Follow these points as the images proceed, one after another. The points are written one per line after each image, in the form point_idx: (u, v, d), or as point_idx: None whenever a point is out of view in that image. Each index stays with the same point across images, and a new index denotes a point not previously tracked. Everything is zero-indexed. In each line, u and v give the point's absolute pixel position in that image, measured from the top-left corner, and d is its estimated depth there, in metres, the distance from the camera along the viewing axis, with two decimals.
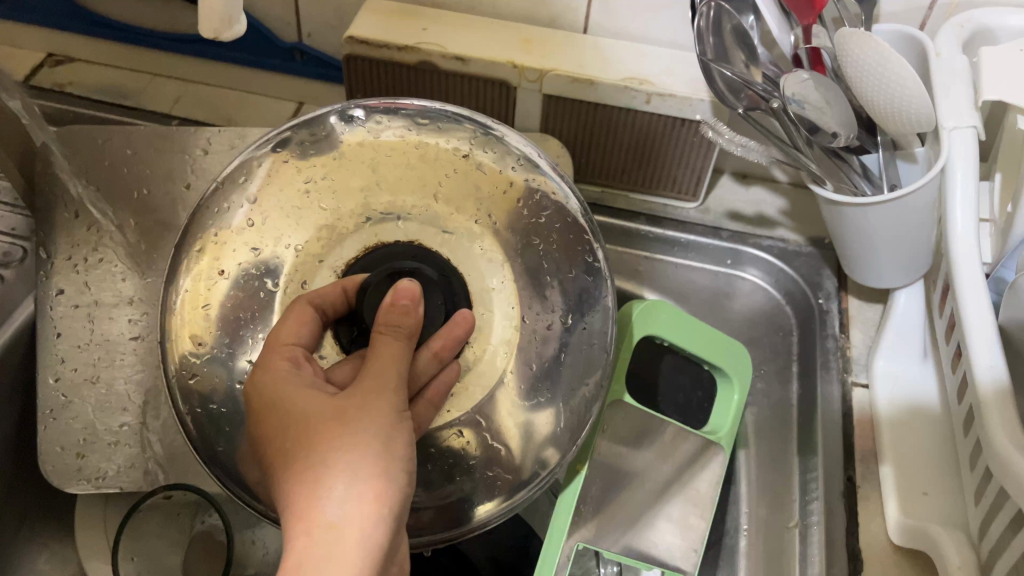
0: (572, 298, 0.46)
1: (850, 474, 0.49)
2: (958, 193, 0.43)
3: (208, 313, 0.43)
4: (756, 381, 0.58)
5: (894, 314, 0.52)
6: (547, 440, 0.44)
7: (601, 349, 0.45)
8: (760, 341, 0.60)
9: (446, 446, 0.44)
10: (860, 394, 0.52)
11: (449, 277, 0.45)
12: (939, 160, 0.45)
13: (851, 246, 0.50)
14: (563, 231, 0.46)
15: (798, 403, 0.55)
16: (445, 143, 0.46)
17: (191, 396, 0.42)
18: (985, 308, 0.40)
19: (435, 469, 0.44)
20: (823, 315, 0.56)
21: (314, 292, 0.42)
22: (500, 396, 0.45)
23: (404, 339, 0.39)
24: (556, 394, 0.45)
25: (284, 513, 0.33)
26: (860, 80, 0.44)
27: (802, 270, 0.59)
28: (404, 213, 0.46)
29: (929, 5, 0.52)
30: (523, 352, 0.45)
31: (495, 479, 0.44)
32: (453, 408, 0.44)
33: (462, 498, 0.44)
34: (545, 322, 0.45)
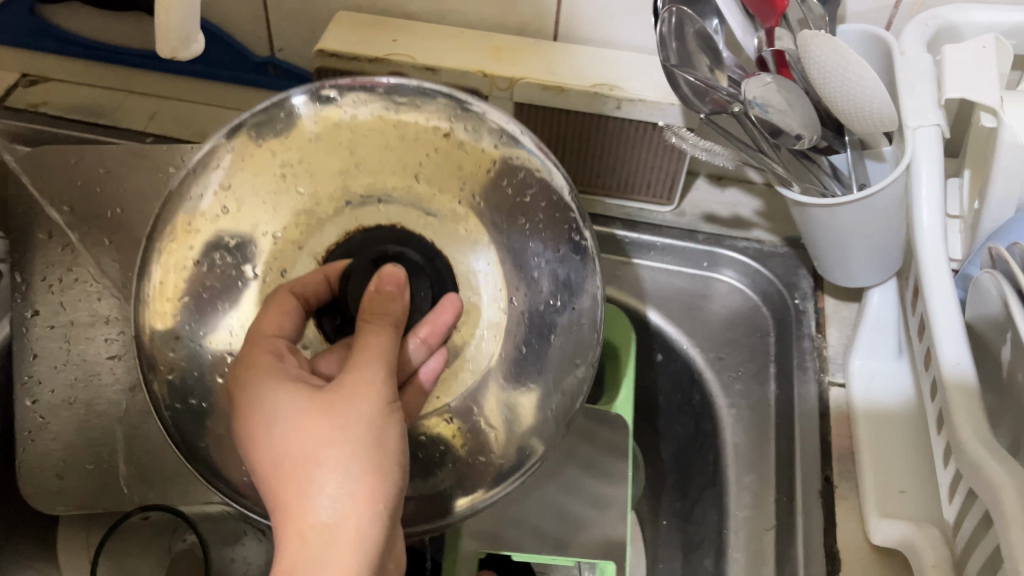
0: (560, 279, 0.43)
1: (827, 474, 0.49)
2: (924, 190, 0.44)
3: (180, 305, 0.41)
4: (734, 382, 0.57)
5: (869, 313, 0.52)
6: (528, 426, 0.43)
7: (586, 328, 0.43)
8: (738, 343, 0.59)
9: (436, 433, 0.44)
10: (837, 393, 0.52)
11: (434, 260, 0.44)
12: (904, 159, 0.45)
13: (825, 247, 0.50)
14: (549, 210, 0.43)
15: (776, 403, 0.55)
16: (423, 120, 0.42)
17: (169, 388, 0.41)
18: (951, 304, 0.41)
19: (424, 459, 0.43)
20: (800, 315, 0.56)
21: (295, 282, 0.41)
22: (490, 383, 0.44)
23: (390, 323, 0.38)
24: (543, 375, 0.43)
25: (273, 510, 0.33)
26: (824, 81, 0.44)
27: (778, 270, 0.59)
28: (384, 195, 0.44)
29: (894, 4, 0.52)
30: (510, 335, 0.44)
31: (485, 466, 0.43)
32: (441, 394, 0.45)
33: (450, 487, 0.43)
34: (532, 304, 0.44)
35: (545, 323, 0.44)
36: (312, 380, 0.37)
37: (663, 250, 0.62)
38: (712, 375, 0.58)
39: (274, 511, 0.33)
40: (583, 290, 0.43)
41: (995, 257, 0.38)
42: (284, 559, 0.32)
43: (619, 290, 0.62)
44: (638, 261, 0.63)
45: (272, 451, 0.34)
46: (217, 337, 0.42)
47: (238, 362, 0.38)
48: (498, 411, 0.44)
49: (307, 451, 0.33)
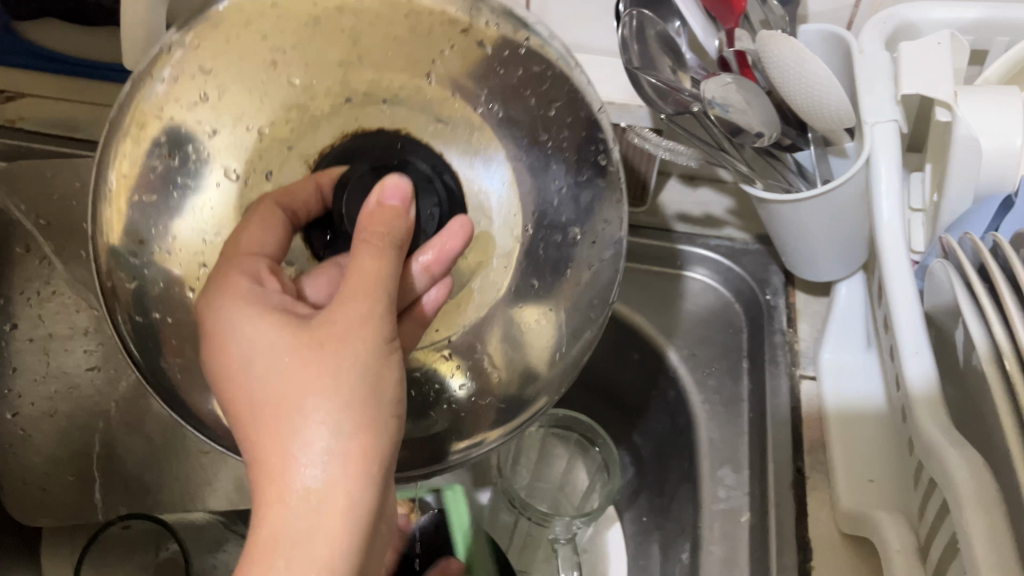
0: (582, 205, 0.40)
1: (799, 466, 0.49)
2: (883, 183, 0.45)
3: (143, 207, 0.36)
4: (709, 377, 0.57)
5: (837, 307, 0.54)
6: (530, 379, 0.40)
7: (606, 267, 0.40)
8: (711, 339, 0.59)
9: (433, 370, 0.40)
10: (807, 386, 0.53)
11: (442, 173, 0.38)
12: (863, 153, 0.46)
13: (791, 243, 0.51)
14: (574, 128, 0.39)
15: (748, 396, 0.55)
16: (440, 8, 0.36)
17: (127, 302, 0.37)
18: (911, 294, 0.42)
19: (418, 399, 0.40)
20: (771, 310, 0.57)
21: (282, 192, 0.38)
22: (495, 318, 0.40)
23: (387, 245, 0.35)
24: (559, 309, 0.40)
25: (254, 464, 0.32)
26: (783, 79, 0.45)
27: (749, 267, 0.60)
28: (390, 95, 0.38)
29: (854, 3, 0.53)
30: (523, 266, 0.40)
31: (487, 409, 0.40)
32: (441, 326, 0.41)
33: (448, 431, 0.40)
34: (552, 227, 0.40)
35: (561, 257, 0.40)
36: (299, 313, 0.35)
37: (637, 254, 0.63)
38: (685, 372, 0.58)
39: (254, 460, 0.32)
40: (605, 220, 0.40)
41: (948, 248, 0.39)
42: (263, 515, 0.31)
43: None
44: None
45: (255, 395, 0.33)
46: (183, 249, 0.37)
47: (208, 284, 0.36)
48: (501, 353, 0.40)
49: (293, 400, 0.32)
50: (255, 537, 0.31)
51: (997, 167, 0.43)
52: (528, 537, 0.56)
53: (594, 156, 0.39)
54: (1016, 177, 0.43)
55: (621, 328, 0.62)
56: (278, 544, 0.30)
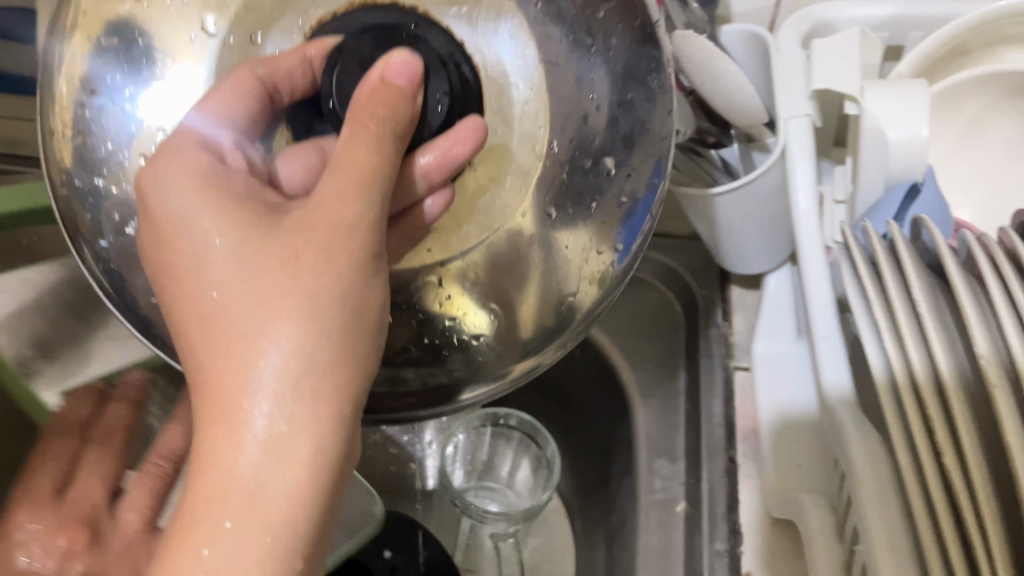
0: (624, 127, 0.37)
1: (731, 454, 0.51)
2: (798, 176, 0.46)
3: (103, 52, 0.36)
4: (648, 372, 0.58)
5: (767, 299, 0.55)
6: (533, 315, 0.38)
7: (638, 209, 0.37)
8: (651, 333, 0.60)
9: (427, 296, 0.37)
10: (741, 377, 0.54)
11: (459, 62, 0.35)
12: (779, 147, 0.48)
13: (719, 237, 0.53)
14: (625, 42, 0.36)
15: (685, 388, 0.56)
16: None
17: (77, 162, 0.36)
18: (825, 285, 0.43)
19: (404, 329, 0.37)
20: (707, 305, 0.59)
21: (271, 65, 0.35)
22: (497, 234, 0.37)
23: (384, 135, 0.32)
24: (573, 232, 0.37)
25: (202, 384, 0.30)
26: (698, 77, 0.46)
27: (687, 264, 0.62)
28: None
29: (775, 4, 0.55)
30: (539, 174, 0.37)
31: (487, 348, 0.38)
32: (432, 247, 0.37)
33: (442, 372, 0.38)
34: (574, 130, 0.37)
35: (602, 199, 0.37)
36: (265, 209, 0.32)
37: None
38: (625, 368, 0.59)
39: (204, 383, 0.30)
40: (649, 173, 0.37)
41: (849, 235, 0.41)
42: (210, 448, 0.28)
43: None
44: None
45: (211, 307, 0.30)
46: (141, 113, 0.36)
47: (156, 163, 0.33)
48: (504, 301, 0.37)
49: (253, 316, 0.30)
50: (202, 472, 0.28)
51: (903, 159, 0.44)
52: (471, 539, 0.56)
53: (645, 75, 0.36)
54: (921, 167, 0.44)
55: None
56: (226, 488, 0.28)
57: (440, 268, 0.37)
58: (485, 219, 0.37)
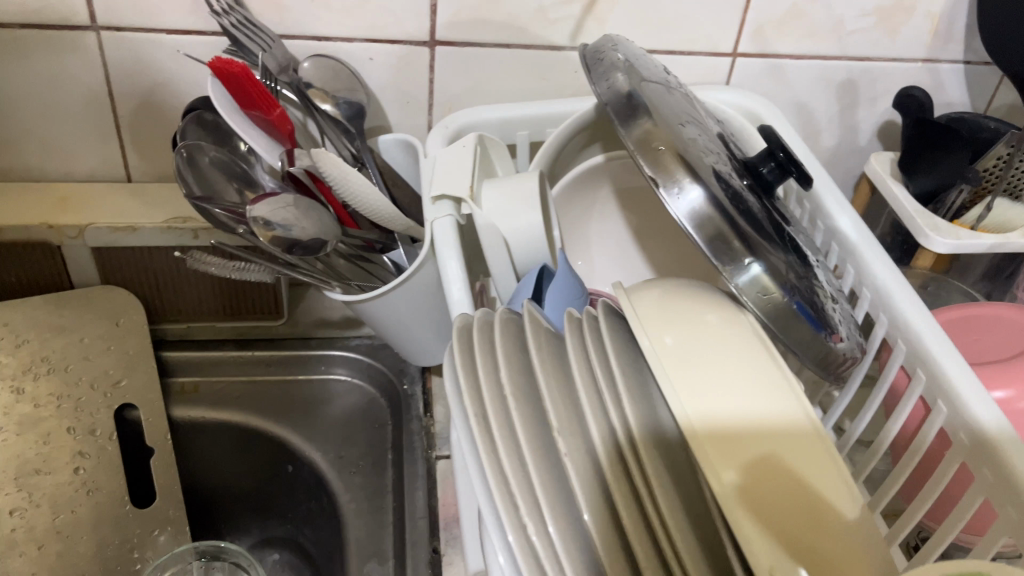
0: (824, 293, 0.42)
1: (434, 545, 0.52)
2: (449, 269, 0.49)
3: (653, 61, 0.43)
4: (354, 476, 0.60)
5: (435, 394, 0.62)
6: (779, 270, 0.38)
7: (825, 339, 0.38)
8: (357, 437, 0.63)
9: (734, 203, 0.38)
10: (443, 466, 0.57)
11: (802, 235, 0.47)
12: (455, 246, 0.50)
13: (397, 334, 0.55)
14: (835, 288, 0.45)
15: (392, 488, 0.58)
16: (817, 194, 0.53)
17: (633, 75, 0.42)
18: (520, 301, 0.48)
19: (701, 175, 0.37)
20: (410, 399, 0.63)
21: (779, 140, 0.43)
22: (757, 218, 0.39)
23: None
24: (789, 262, 0.39)
25: None
26: (315, 207, 0.46)
27: (387, 360, 0.67)
28: (827, 228, 0.52)
29: (429, 105, 0.61)
30: (774, 229, 0.40)
31: (735, 260, 0.37)
32: (732, 190, 0.39)
33: (717, 222, 0.37)
34: (810, 273, 0.41)
35: (812, 301, 0.39)
36: None
37: (272, 363, 0.67)
38: (334, 474, 0.60)
39: None
40: (829, 327, 0.39)
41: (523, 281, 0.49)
42: None
43: (210, 405, 0.63)
44: (249, 374, 0.66)
45: None
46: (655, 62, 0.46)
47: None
48: (769, 273, 0.37)
49: None
50: None
51: (525, 245, 0.50)
52: None
53: (837, 308, 0.42)
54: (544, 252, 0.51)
55: (273, 445, 0.63)
56: None
57: (735, 194, 0.39)
58: (748, 207, 0.39)
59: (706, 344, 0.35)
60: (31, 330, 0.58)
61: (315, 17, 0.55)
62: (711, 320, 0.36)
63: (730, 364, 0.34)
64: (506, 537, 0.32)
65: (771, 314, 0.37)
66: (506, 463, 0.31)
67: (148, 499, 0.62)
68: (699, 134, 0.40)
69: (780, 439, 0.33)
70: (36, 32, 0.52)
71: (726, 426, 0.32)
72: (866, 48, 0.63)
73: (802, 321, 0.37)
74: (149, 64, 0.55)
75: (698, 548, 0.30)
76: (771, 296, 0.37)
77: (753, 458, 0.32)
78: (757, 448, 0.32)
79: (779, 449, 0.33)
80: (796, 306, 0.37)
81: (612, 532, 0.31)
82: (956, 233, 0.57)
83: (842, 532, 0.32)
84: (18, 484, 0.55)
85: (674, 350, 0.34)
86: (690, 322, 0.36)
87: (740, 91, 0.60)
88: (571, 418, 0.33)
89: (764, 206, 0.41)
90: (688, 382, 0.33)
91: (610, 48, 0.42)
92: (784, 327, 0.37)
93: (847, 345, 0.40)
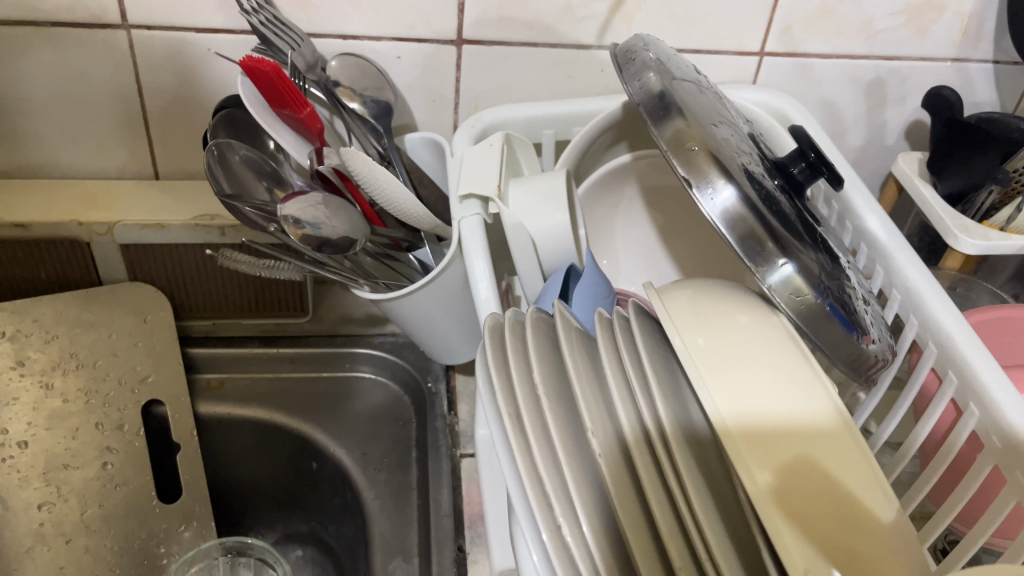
0: (855, 294, 0.41)
1: (460, 543, 0.52)
2: (477, 268, 0.49)
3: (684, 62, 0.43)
4: (379, 473, 0.60)
5: (460, 391, 0.63)
6: (812, 271, 0.37)
7: (857, 341, 0.38)
8: (381, 435, 0.63)
9: (766, 203, 0.38)
10: (468, 464, 0.57)
11: (832, 237, 0.46)
12: (484, 242, 0.50)
13: (423, 332, 0.56)
14: (866, 289, 0.45)
15: (417, 485, 0.58)
16: (847, 194, 0.52)
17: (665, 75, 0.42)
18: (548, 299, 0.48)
19: (733, 175, 0.37)
20: (433, 397, 0.63)
21: (810, 141, 0.43)
22: (789, 218, 0.39)
23: None
24: (821, 263, 0.39)
25: None
26: (343, 207, 0.47)
27: (412, 359, 0.67)
28: (856, 229, 0.51)
29: (455, 104, 0.61)
30: (806, 230, 0.40)
31: (768, 261, 0.37)
32: (764, 190, 0.38)
33: (750, 223, 0.37)
34: (841, 275, 0.41)
35: (844, 302, 0.39)
36: None
37: (296, 360, 0.67)
38: (359, 471, 0.61)
39: None
40: (861, 328, 0.39)
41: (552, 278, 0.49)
42: None
43: (235, 402, 0.64)
44: (274, 371, 0.66)
45: None
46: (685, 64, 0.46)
47: None
48: (801, 274, 0.37)
49: None
50: None
51: (553, 244, 0.50)
52: None
53: (868, 310, 0.42)
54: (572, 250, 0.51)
55: (298, 441, 0.63)
56: None
57: (767, 195, 0.38)
58: (779, 208, 0.39)
59: (739, 345, 0.35)
60: (61, 326, 0.59)
61: (344, 15, 0.55)
62: (743, 321, 0.36)
63: (763, 365, 0.34)
64: (538, 534, 0.32)
65: (804, 316, 0.37)
66: (539, 462, 0.31)
67: (174, 494, 0.62)
68: (732, 134, 0.40)
69: (814, 442, 0.33)
70: (68, 30, 0.52)
71: (759, 427, 0.32)
72: (895, 47, 0.62)
73: (835, 322, 0.37)
74: (178, 62, 0.55)
75: (732, 551, 0.30)
76: (804, 298, 0.37)
77: (788, 460, 0.32)
78: (790, 450, 0.32)
79: (814, 451, 0.33)
80: (829, 308, 0.37)
81: (644, 531, 0.31)
82: (985, 234, 0.57)
83: (879, 535, 0.32)
84: (48, 478, 0.56)
85: (707, 350, 0.34)
86: (723, 324, 0.36)
87: (767, 91, 0.60)
88: (605, 417, 0.33)
89: (795, 207, 0.41)
90: (722, 383, 0.33)
91: (641, 48, 0.42)
92: (817, 328, 0.37)
93: (878, 347, 0.40)
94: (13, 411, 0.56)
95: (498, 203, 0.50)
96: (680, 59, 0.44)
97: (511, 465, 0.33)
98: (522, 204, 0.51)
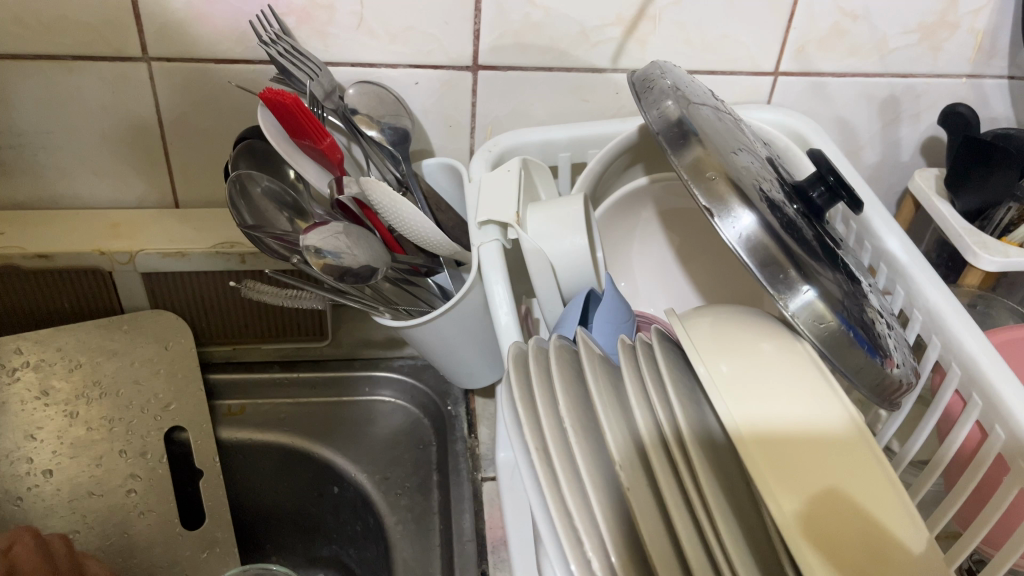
0: (877, 318, 0.41)
1: (483, 568, 0.52)
2: (497, 295, 0.49)
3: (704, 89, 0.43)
4: (400, 498, 0.60)
5: (479, 413, 0.63)
6: (833, 295, 0.37)
7: (879, 365, 0.38)
8: (402, 459, 0.63)
9: (786, 229, 0.38)
10: (490, 487, 0.57)
11: (853, 260, 0.46)
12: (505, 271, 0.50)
13: (443, 357, 0.56)
14: (887, 311, 0.44)
15: (439, 509, 0.58)
16: (865, 213, 0.52)
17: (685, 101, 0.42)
18: (569, 327, 0.48)
19: (753, 202, 0.37)
20: (453, 420, 0.64)
21: (830, 166, 0.43)
22: (809, 243, 0.39)
23: None
24: (843, 286, 0.39)
25: None
26: (361, 234, 0.47)
27: (431, 382, 0.67)
28: (875, 249, 0.51)
29: (471, 129, 0.62)
30: (827, 253, 0.40)
31: (789, 288, 0.37)
32: (784, 216, 0.39)
33: (770, 250, 0.37)
34: (863, 298, 0.41)
35: (865, 325, 0.38)
36: None
37: (316, 384, 0.68)
38: (379, 495, 0.61)
39: None
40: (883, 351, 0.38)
41: (572, 304, 0.48)
42: None
43: (257, 428, 0.64)
44: (295, 396, 0.67)
45: None
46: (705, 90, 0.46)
47: None
48: (823, 300, 0.37)
49: None
50: None
51: (572, 269, 0.50)
52: None
53: (890, 334, 0.42)
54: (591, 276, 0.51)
55: (319, 466, 0.64)
56: None
57: (787, 219, 0.39)
58: (801, 233, 0.39)
59: (763, 374, 0.35)
60: (83, 354, 0.59)
61: (361, 44, 0.55)
62: (767, 349, 0.36)
63: (789, 394, 0.34)
64: (567, 567, 0.32)
65: (828, 342, 0.37)
66: (567, 495, 0.31)
67: (197, 520, 0.63)
68: (751, 160, 0.40)
69: (841, 471, 0.33)
70: (89, 63, 0.53)
71: (787, 457, 0.32)
72: (910, 65, 0.62)
73: (858, 347, 0.37)
74: (197, 92, 0.55)
75: None
76: (827, 324, 0.37)
77: (815, 492, 0.32)
78: (819, 480, 0.32)
79: (842, 481, 0.33)
80: (851, 332, 0.37)
81: (674, 564, 0.31)
82: (1006, 251, 0.56)
83: (908, 564, 0.32)
84: (73, 506, 0.56)
85: (732, 378, 0.34)
86: (747, 352, 0.35)
87: (782, 110, 0.60)
88: (629, 448, 0.33)
89: (816, 231, 0.41)
90: (749, 414, 0.33)
91: (659, 76, 0.43)
92: (840, 353, 0.37)
93: (901, 371, 0.39)
94: (38, 440, 0.57)
95: (518, 229, 0.50)
96: (700, 87, 0.44)
97: (538, 497, 0.33)
98: (540, 230, 0.51)
